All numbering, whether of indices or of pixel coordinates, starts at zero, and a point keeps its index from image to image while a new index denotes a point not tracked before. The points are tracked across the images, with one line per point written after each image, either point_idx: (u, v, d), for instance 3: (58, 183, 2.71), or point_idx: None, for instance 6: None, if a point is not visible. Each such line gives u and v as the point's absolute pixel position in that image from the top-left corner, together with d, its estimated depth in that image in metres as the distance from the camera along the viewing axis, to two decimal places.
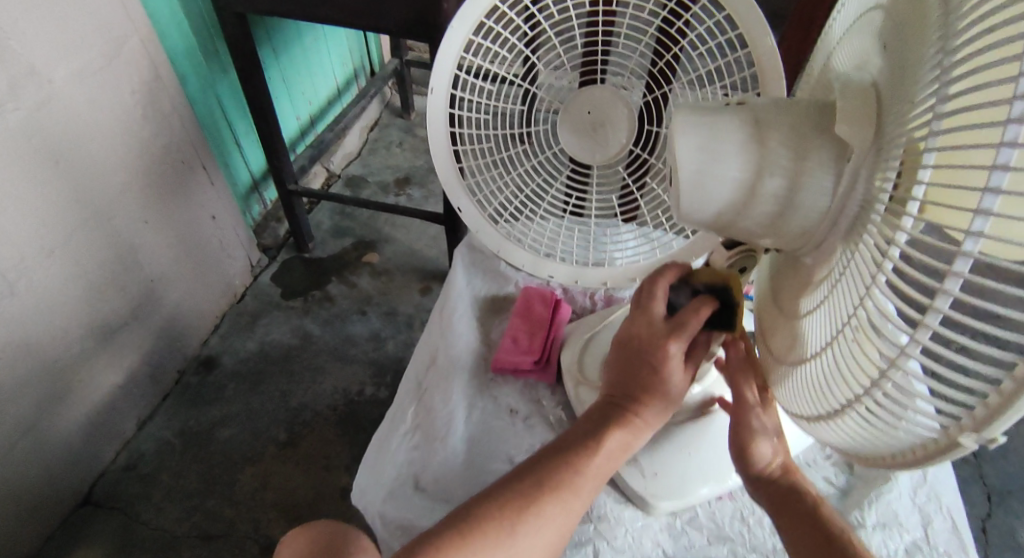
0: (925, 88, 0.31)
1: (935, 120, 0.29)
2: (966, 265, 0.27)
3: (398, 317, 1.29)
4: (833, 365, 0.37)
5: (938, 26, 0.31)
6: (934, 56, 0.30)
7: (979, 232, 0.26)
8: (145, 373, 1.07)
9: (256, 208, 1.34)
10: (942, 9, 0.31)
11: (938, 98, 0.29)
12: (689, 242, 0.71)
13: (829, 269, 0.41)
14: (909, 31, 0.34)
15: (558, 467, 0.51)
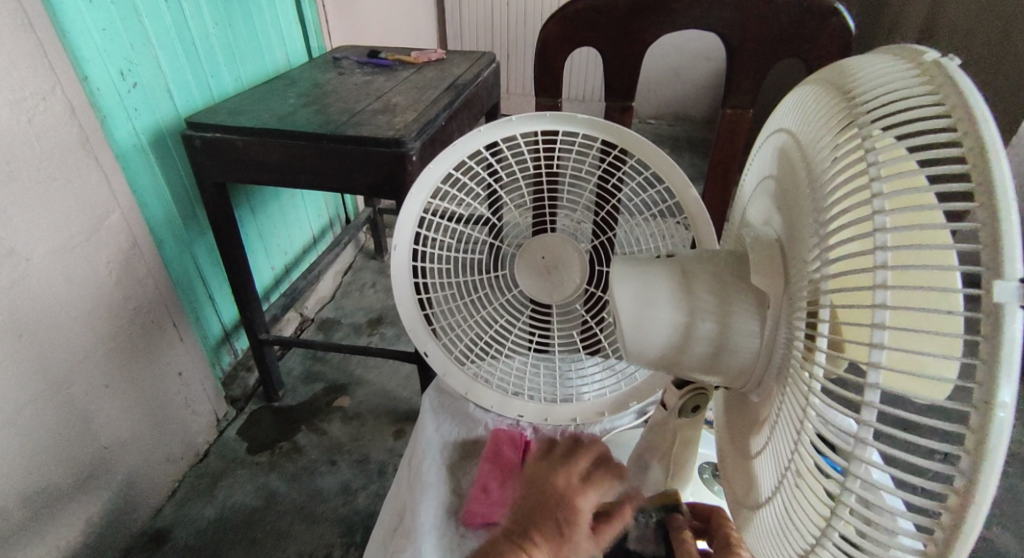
0: (813, 253, 0.37)
1: (824, 274, 0.35)
2: (871, 413, 0.30)
3: (370, 465, 1.25)
4: (787, 511, 0.38)
5: (813, 204, 0.38)
6: (816, 225, 0.37)
7: (876, 383, 0.30)
8: (90, 552, 0.99)
9: (226, 358, 1.33)
10: (816, 191, 0.39)
11: (825, 259, 0.36)
12: (651, 374, 0.73)
13: (770, 409, 0.43)
14: (795, 201, 0.42)
15: None
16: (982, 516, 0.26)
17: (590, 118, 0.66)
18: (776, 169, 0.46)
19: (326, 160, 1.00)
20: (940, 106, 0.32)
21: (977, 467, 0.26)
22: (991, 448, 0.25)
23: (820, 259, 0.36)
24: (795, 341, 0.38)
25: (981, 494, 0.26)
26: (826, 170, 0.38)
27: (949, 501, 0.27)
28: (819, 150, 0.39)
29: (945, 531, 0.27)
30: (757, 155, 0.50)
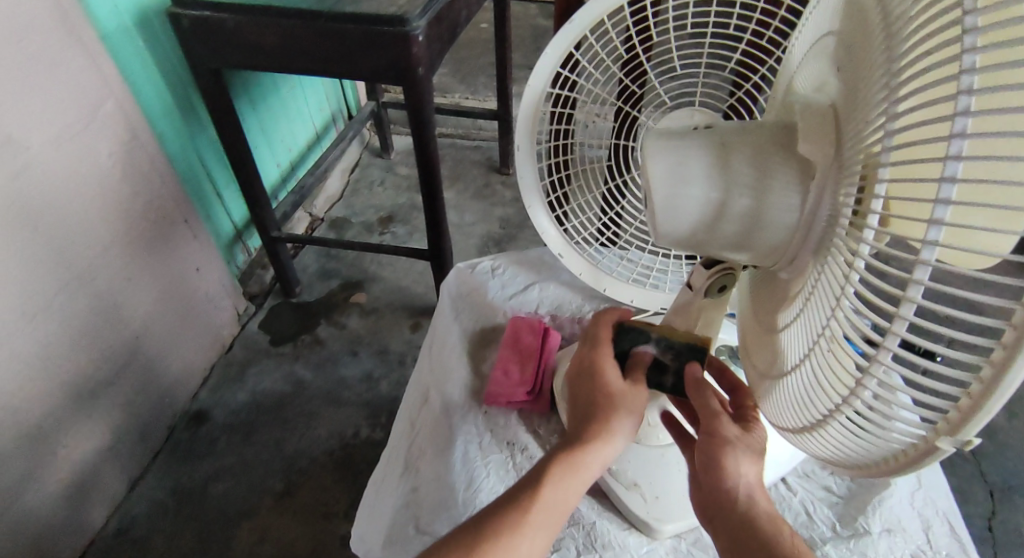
0: (874, 114, 0.34)
1: (887, 134, 0.33)
2: (925, 273, 0.30)
3: (391, 355, 1.32)
4: (815, 375, 0.40)
5: (883, 54, 0.35)
6: (882, 81, 0.34)
7: (941, 220, 0.29)
8: (135, 432, 1.09)
9: (240, 256, 1.34)
10: (887, 38, 0.35)
11: (889, 116, 0.33)
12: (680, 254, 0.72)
13: (802, 284, 0.42)
14: (859, 56, 0.38)
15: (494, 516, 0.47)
16: (1002, 400, 0.28)
17: None
18: (838, 25, 0.42)
19: (328, 42, 0.94)
20: None
21: None
22: None
23: (884, 119, 0.33)
24: (839, 221, 0.37)
25: None
26: (904, 12, 0.34)
27: (1006, 336, 0.28)
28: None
29: (961, 414, 0.30)
30: (814, 12, 0.46)
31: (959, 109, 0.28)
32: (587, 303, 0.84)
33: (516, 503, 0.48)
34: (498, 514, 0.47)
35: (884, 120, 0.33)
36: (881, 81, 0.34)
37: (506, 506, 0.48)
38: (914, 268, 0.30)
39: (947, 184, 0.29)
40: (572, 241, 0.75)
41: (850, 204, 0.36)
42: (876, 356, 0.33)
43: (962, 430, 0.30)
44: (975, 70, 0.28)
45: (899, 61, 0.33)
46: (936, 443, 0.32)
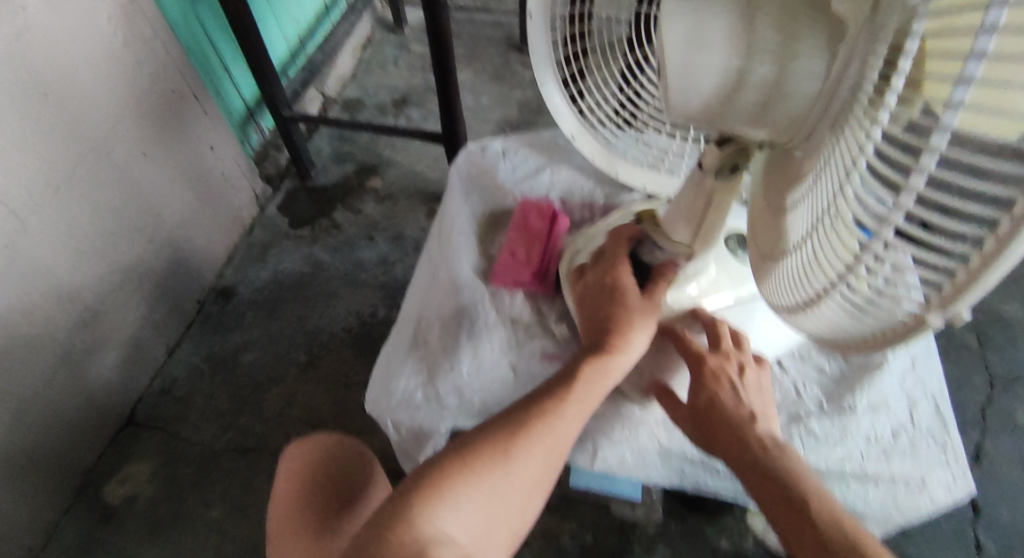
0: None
1: None
2: (941, 142, 0.28)
3: (406, 241, 1.34)
4: (815, 252, 0.39)
5: None
6: None
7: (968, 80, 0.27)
8: (167, 305, 1.15)
9: (254, 136, 1.33)
10: None
11: None
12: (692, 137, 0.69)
13: (817, 160, 0.40)
14: None
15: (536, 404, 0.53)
16: (1002, 272, 0.28)
17: None
18: None
19: None
20: None
21: None
22: None
23: None
24: (860, 93, 0.35)
25: None
26: None
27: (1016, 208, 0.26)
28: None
29: (955, 289, 0.30)
30: None
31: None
32: (599, 188, 0.82)
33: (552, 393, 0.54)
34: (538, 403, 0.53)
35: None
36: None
37: (542, 398, 0.54)
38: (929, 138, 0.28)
39: (984, 38, 0.26)
40: (586, 123, 0.73)
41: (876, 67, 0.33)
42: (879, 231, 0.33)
43: (954, 303, 0.30)
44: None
45: None
46: (924, 318, 0.32)
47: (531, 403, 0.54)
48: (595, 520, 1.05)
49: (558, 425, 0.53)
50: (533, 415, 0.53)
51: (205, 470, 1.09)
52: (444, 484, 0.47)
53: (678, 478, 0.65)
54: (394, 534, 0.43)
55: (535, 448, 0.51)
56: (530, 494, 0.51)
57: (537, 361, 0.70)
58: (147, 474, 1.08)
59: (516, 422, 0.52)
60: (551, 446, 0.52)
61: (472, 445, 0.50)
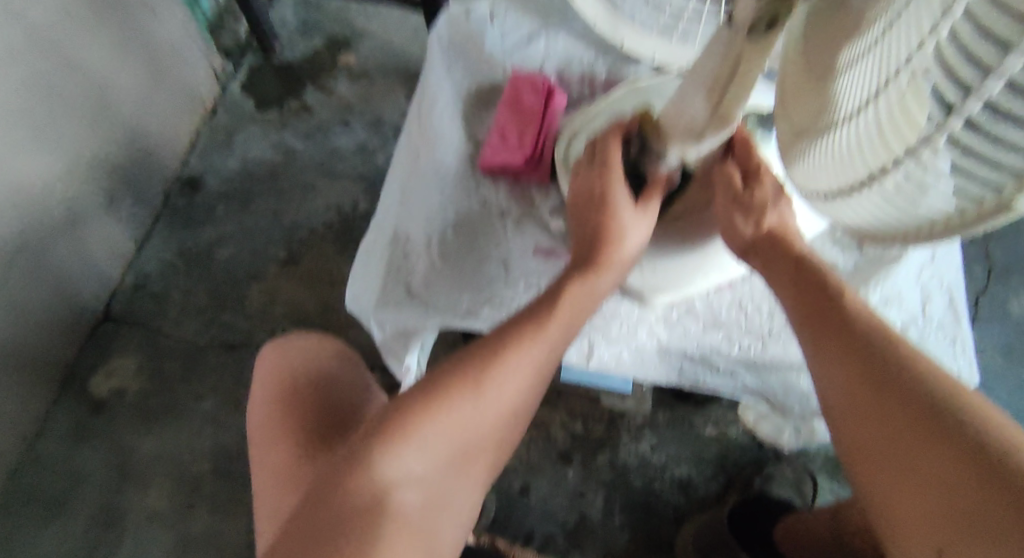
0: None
1: None
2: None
3: (385, 126, 1.24)
4: (869, 128, 0.33)
5: None
6: None
7: None
8: (128, 196, 1.07)
9: (206, 3, 1.18)
10: None
11: None
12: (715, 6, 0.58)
13: (886, 5, 0.32)
14: None
15: (515, 328, 0.50)
16: None
17: None
18: None
19: None
20: None
21: None
22: None
23: None
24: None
25: None
26: None
27: None
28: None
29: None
30: None
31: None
32: (600, 59, 0.72)
33: (530, 320, 0.51)
34: (513, 333, 0.50)
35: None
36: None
37: (520, 321, 0.51)
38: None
39: None
40: None
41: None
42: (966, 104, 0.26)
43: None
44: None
45: None
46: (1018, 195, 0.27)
47: (512, 321, 0.51)
48: (586, 411, 1.06)
49: (537, 349, 0.50)
50: (507, 341, 0.50)
51: (189, 367, 1.06)
52: (410, 424, 0.46)
53: (677, 376, 0.62)
54: (350, 479, 0.44)
55: (508, 372, 0.49)
56: (504, 419, 0.50)
57: (531, 257, 0.64)
58: (128, 370, 1.05)
59: (490, 348, 0.50)
60: (527, 370, 0.50)
61: (440, 378, 0.49)
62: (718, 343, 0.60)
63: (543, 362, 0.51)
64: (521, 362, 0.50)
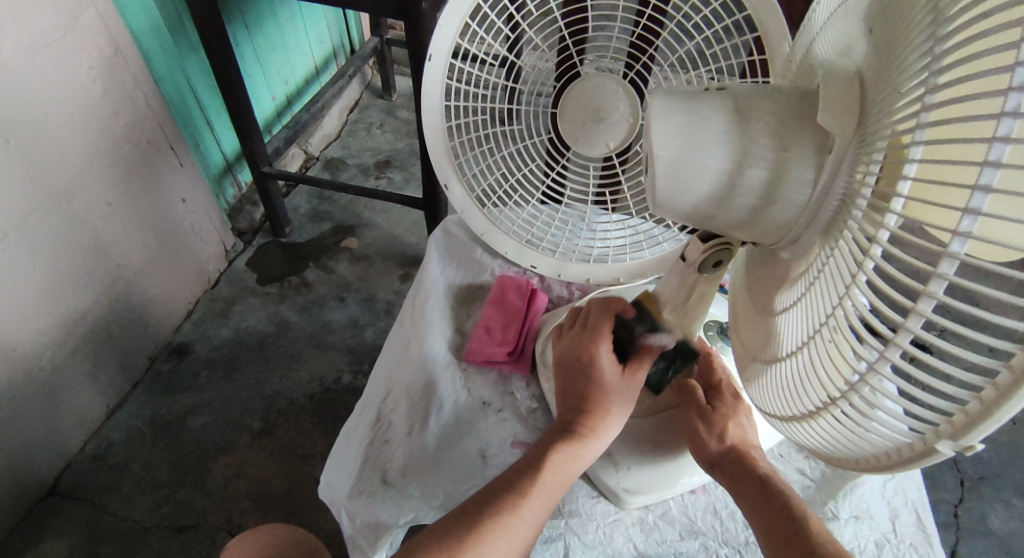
0: (912, 75, 0.29)
1: (922, 110, 0.28)
2: (940, 286, 0.27)
3: (378, 304, 1.30)
4: (809, 364, 0.38)
5: (927, 14, 0.28)
6: (924, 39, 0.28)
7: (967, 232, 0.26)
8: (113, 363, 1.08)
9: (229, 190, 1.33)
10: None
11: (929, 85, 0.27)
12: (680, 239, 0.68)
13: (807, 266, 0.39)
14: (898, 21, 0.31)
15: (506, 491, 0.50)
16: (1006, 417, 0.26)
17: None
18: None
19: None
20: None
21: None
22: None
23: (922, 93, 0.28)
24: (851, 214, 0.33)
25: None
26: None
27: (1013, 361, 0.25)
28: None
29: (967, 418, 0.28)
30: None
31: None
32: None
33: (515, 484, 0.50)
34: (499, 500, 0.49)
35: (923, 86, 0.28)
36: (925, 33, 0.28)
37: (506, 488, 0.50)
38: (948, 240, 0.26)
39: (989, 172, 0.25)
40: (496, 221, 0.74)
41: (874, 174, 0.31)
42: (884, 352, 0.30)
43: (965, 435, 0.28)
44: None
45: (944, 25, 0.27)
46: (933, 445, 0.29)
47: (494, 489, 0.50)
48: None
49: (520, 519, 0.49)
50: (493, 507, 0.49)
51: (131, 551, 0.98)
52: None
53: None
54: None
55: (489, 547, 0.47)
56: None
57: (509, 448, 0.65)
58: (62, 553, 0.97)
59: (473, 518, 0.48)
60: (513, 543, 0.48)
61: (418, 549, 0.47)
62: (695, 552, 0.59)
63: (528, 531, 0.49)
64: (509, 529, 0.48)
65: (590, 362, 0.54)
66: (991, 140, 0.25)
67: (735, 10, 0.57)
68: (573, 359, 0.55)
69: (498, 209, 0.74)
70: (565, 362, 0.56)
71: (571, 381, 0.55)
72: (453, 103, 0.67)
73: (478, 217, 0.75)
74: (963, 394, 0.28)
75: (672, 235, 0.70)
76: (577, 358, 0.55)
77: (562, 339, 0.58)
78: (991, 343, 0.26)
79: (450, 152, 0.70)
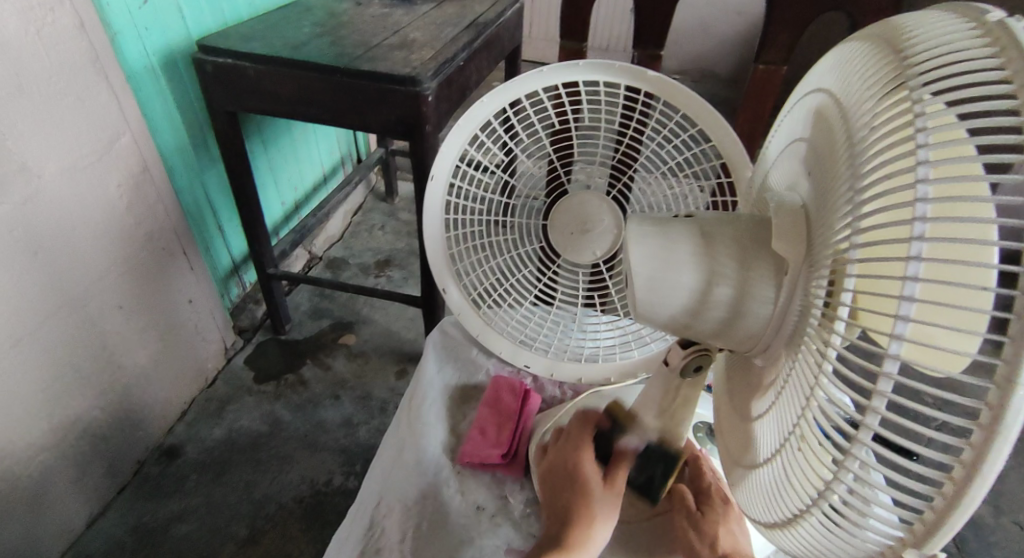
0: (841, 218, 0.33)
1: (852, 246, 0.32)
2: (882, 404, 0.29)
3: (373, 402, 1.31)
4: (785, 471, 0.40)
5: (849, 166, 0.33)
6: (848, 187, 0.33)
7: (897, 354, 0.28)
8: (102, 467, 1.07)
9: (235, 290, 1.38)
10: (851, 151, 0.34)
11: (855, 228, 0.32)
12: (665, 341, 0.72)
13: (776, 375, 0.42)
14: (830, 168, 0.36)
15: None
16: (957, 525, 0.28)
17: (662, 75, 0.61)
18: (808, 131, 0.41)
19: (340, 97, 0.92)
20: (987, 56, 0.28)
21: (978, 463, 0.26)
22: (996, 448, 0.25)
23: (850, 233, 0.32)
24: (807, 331, 0.37)
25: (978, 485, 0.26)
26: (864, 132, 0.33)
27: (955, 472, 0.27)
28: (857, 100, 0.34)
29: (925, 527, 0.29)
30: (787, 114, 0.46)
31: (917, 196, 0.27)
32: None
33: None
34: None
35: (850, 229, 0.32)
36: (848, 184, 0.33)
37: None
38: (883, 360, 0.29)
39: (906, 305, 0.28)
40: (491, 323, 0.78)
41: (822, 296, 0.35)
42: (846, 461, 0.32)
43: (926, 543, 0.29)
44: (929, 183, 0.27)
45: (861, 178, 0.32)
46: (902, 553, 0.31)
47: None
48: None
49: None
50: None
51: None
52: None
53: None
54: None
55: None
56: None
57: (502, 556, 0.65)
58: None
59: None
60: None
61: None
62: None
63: None
64: None
65: (575, 468, 0.55)
66: (903, 278, 0.28)
67: (702, 138, 0.64)
68: (559, 468, 0.57)
69: (493, 311, 0.77)
70: (552, 472, 0.57)
71: (555, 490, 0.56)
72: (452, 213, 0.73)
73: (473, 320, 0.78)
74: (918, 502, 0.30)
75: (659, 336, 0.74)
76: (561, 465, 0.56)
77: (550, 451, 0.60)
78: (935, 455, 0.28)
79: (448, 259, 0.74)
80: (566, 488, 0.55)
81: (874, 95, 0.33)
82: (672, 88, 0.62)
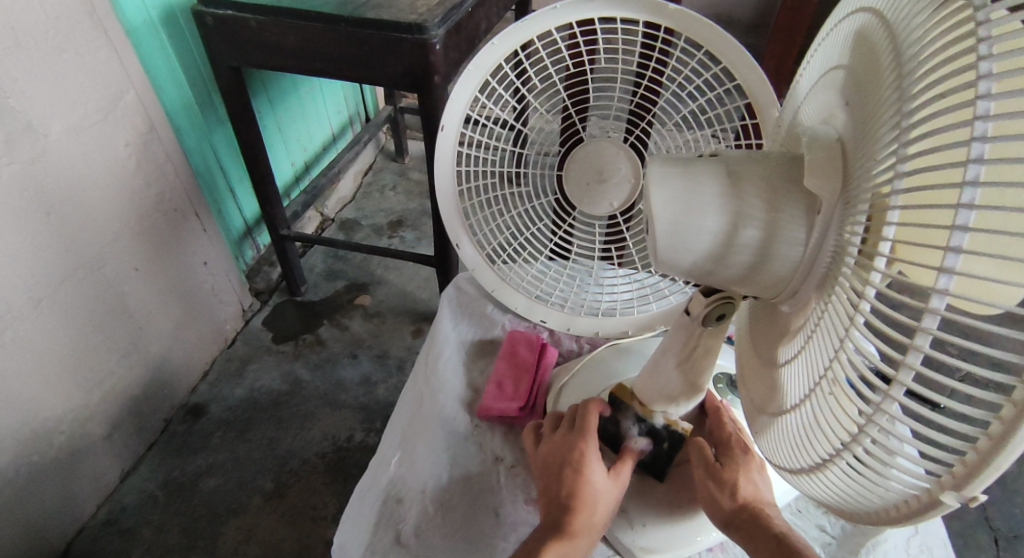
0: (884, 146, 0.31)
1: (896, 177, 0.30)
2: (927, 340, 0.27)
3: (390, 360, 1.32)
4: (814, 416, 0.38)
5: (896, 91, 0.31)
6: (893, 112, 0.31)
7: (945, 289, 0.26)
8: (131, 424, 1.09)
9: (249, 252, 1.38)
10: (898, 74, 0.31)
11: (900, 155, 0.29)
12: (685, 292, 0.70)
13: (805, 319, 0.41)
14: (872, 95, 0.34)
15: None
16: (1003, 466, 0.26)
17: (685, 10, 0.58)
18: (848, 58, 0.38)
19: (346, 48, 0.89)
20: None
21: None
22: None
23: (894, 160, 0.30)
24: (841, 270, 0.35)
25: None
26: (915, 52, 0.30)
27: (1003, 411, 0.26)
28: (907, 20, 0.32)
29: (968, 468, 0.28)
30: (823, 42, 0.43)
31: (978, 111, 0.25)
32: None
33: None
34: None
35: (894, 157, 0.30)
36: (893, 110, 0.31)
37: None
38: (928, 297, 0.27)
39: (958, 235, 0.26)
40: (506, 278, 0.76)
41: (858, 233, 0.33)
42: (881, 405, 0.31)
43: (967, 485, 0.28)
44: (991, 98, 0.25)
45: (909, 101, 0.30)
46: (939, 497, 0.30)
47: None
48: None
49: None
50: None
51: None
52: None
53: None
54: None
55: None
56: None
57: (523, 506, 0.65)
58: None
59: None
60: None
61: None
62: None
63: None
64: None
65: (578, 458, 0.56)
66: (956, 205, 0.26)
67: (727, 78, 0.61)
68: (555, 462, 0.57)
69: (508, 266, 0.76)
70: (547, 462, 0.58)
71: (550, 483, 0.56)
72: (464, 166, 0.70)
73: (488, 275, 0.77)
74: (960, 444, 0.28)
75: (678, 288, 0.72)
76: (560, 459, 0.57)
77: (546, 441, 0.60)
78: (982, 395, 0.26)
79: (462, 213, 0.73)
80: (567, 483, 0.55)
81: (927, 8, 0.30)
82: (695, 23, 0.58)
